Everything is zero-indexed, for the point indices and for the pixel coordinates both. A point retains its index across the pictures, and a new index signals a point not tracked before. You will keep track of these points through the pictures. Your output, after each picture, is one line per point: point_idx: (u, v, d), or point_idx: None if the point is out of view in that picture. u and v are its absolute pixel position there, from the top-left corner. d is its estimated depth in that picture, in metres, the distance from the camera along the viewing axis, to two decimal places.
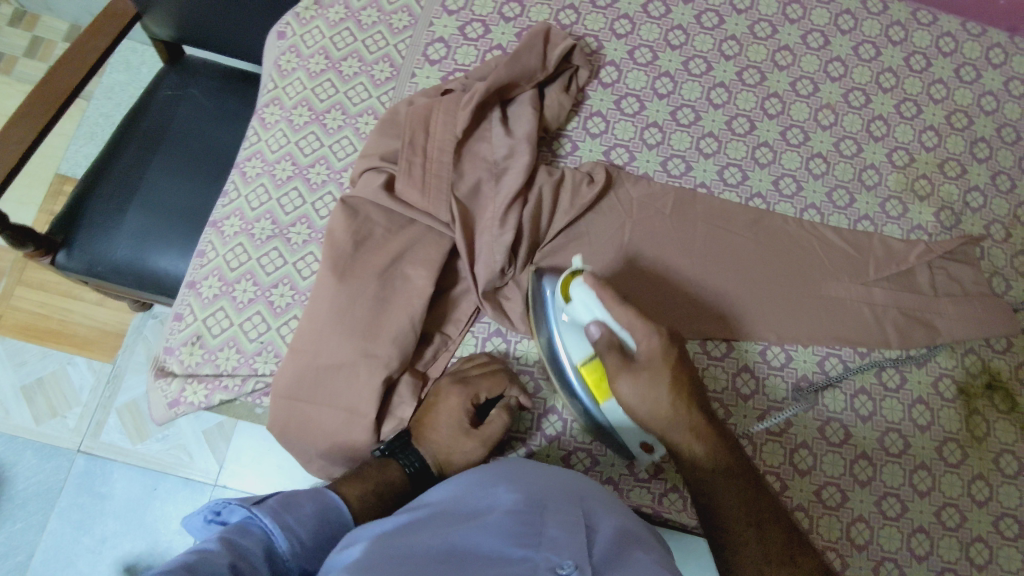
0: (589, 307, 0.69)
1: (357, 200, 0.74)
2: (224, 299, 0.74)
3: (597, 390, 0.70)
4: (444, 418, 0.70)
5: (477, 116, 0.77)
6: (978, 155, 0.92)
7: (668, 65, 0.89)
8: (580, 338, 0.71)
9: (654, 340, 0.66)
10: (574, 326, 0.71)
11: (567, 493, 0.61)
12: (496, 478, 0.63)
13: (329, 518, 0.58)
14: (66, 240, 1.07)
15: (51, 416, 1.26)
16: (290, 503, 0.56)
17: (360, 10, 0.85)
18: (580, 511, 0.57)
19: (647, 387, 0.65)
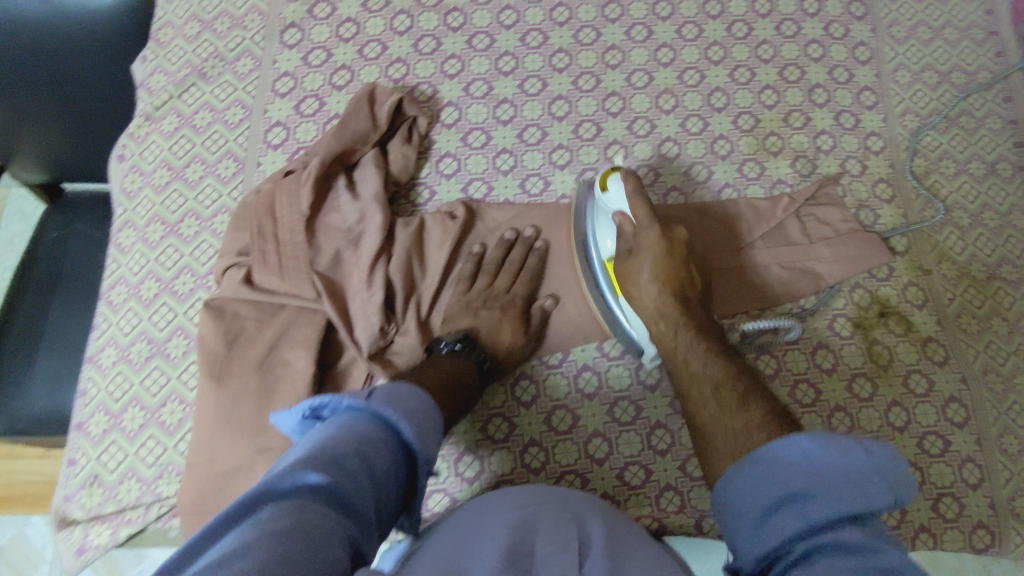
0: (620, 198, 0.76)
1: (222, 301, 0.74)
2: (113, 432, 0.74)
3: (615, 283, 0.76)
4: (493, 321, 0.76)
5: (321, 190, 0.78)
6: (817, 100, 0.95)
7: (504, 92, 0.91)
8: (609, 232, 0.77)
9: (653, 234, 0.74)
10: (603, 216, 0.78)
11: (565, 511, 0.61)
12: (492, 506, 0.63)
13: (428, 409, 0.61)
14: None
15: None
16: (395, 395, 0.60)
17: (193, 114, 0.86)
18: (575, 525, 0.58)
19: (642, 269, 0.74)
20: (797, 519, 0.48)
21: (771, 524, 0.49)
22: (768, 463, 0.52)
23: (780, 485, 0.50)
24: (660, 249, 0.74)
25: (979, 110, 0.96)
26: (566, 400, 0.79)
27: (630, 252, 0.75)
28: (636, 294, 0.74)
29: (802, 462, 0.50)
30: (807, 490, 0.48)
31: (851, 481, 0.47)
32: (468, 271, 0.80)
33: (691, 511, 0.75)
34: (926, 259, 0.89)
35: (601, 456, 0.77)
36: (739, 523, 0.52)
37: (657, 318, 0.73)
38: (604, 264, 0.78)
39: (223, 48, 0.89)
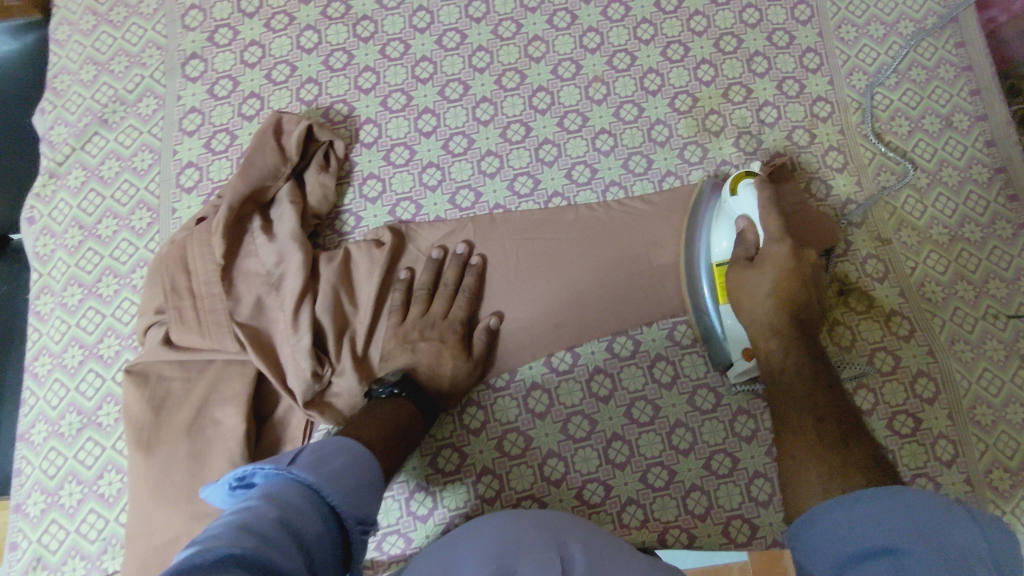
0: (748, 204, 0.72)
1: (145, 363, 0.72)
2: (53, 510, 0.72)
3: (721, 290, 0.73)
4: (432, 353, 0.73)
5: (234, 233, 0.74)
6: (758, 70, 0.89)
7: (425, 101, 0.86)
8: (727, 234, 0.74)
9: (781, 248, 0.68)
10: (727, 220, 0.74)
11: (538, 530, 0.58)
12: (472, 536, 0.60)
13: (359, 470, 0.56)
14: None
15: None
16: (322, 458, 0.55)
17: (100, 165, 0.82)
18: (551, 543, 0.55)
19: (762, 282, 0.68)
20: (889, 573, 0.39)
21: (855, 571, 0.41)
22: (872, 502, 0.45)
23: (874, 532, 0.43)
24: (787, 267, 0.68)
25: (931, 58, 0.90)
26: (516, 421, 0.77)
27: (748, 262, 0.70)
28: (748, 307, 0.69)
29: (905, 515, 0.42)
30: (903, 546, 0.40)
31: (960, 547, 0.39)
32: (399, 300, 0.76)
33: (653, 524, 0.73)
34: (885, 228, 0.84)
35: (557, 477, 0.75)
36: (817, 556, 0.45)
37: (766, 335, 0.68)
38: (713, 269, 0.74)
39: (123, 90, 0.85)
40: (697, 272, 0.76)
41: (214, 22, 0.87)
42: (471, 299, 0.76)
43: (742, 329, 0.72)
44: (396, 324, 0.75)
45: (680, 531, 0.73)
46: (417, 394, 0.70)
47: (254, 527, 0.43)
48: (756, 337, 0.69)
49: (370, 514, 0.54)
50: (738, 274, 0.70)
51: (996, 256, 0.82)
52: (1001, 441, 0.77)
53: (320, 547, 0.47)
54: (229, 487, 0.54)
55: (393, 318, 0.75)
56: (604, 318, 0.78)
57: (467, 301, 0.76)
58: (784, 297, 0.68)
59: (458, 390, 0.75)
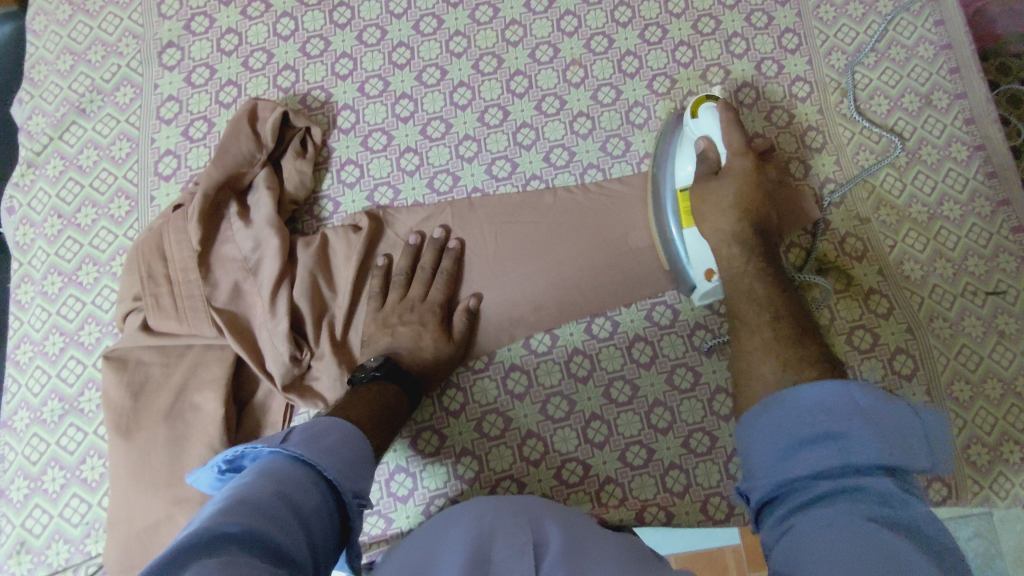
0: (709, 126, 0.71)
1: (124, 351, 0.72)
2: (36, 495, 0.72)
3: (684, 211, 0.72)
4: (411, 337, 0.73)
5: (211, 219, 0.74)
6: (736, 51, 0.89)
7: (402, 86, 0.86)
8: (689, 158, 0.73)
9: (742, 160, 0.68)
10: (688, 144, 0.74)
11: (516, 514, 0.58)
12: (453, 520, 0.61)
13: (356, 445, 0.57)
14: None
15: None
16: (316, 436, 0.55)
17: (78, 154, 0.82)
18: (527, 527, 0.55)
19: (723, 191, 0.67)
20: (835, 458, 0.43)
21: (803, 458, 0.44)
22: (824, 391, 0.46)
23: (825, 421, 0.45)
24: (747, 176, 0.68)
25: (910, 37, 0.90)
26: (495, 403, 0.77)
27: (710, 176, 0.69)
28: (710, 217, 0.68)
29: (851, 406, 0.44)
30: (848, 431, 0.43)
31: (896, 431, 0.43)
32: (377, 287, 0.76)
33: (632, 502, 0.74)
34: (864, 207, 0.84)
35: (536, 457, 0.75)
36: (767, 443, 0.47)
37: (727, 244, 0.67)
38: (675, 193, 0.74)
39: (100, 79, 0.85)
40: (662, 200, 0.75)
41: (190, 10, 0.87)
42: (448, 283, 0.77)
43: (706, 250, 0.71)
44: (375, 310, 0.76)
45: (660, 510, 0.74)
46: (399, 377, 0.70)
47: (253, 504, 0.43)
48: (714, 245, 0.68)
49: (366, 484, 0.54)
50: (697, 186, 0.69)
51: (975, 234, 0.82)
52: (979, 417, 0.77)
53: (319, 520, 0.48)
54: (218, 471, 0.55)
55: (371, 305, 0.76)
56: (585, 297, 0.78)
57: (446, 285, 0.77)
58: (745, 207, 0.67)
59: (439, 372, 0.75)
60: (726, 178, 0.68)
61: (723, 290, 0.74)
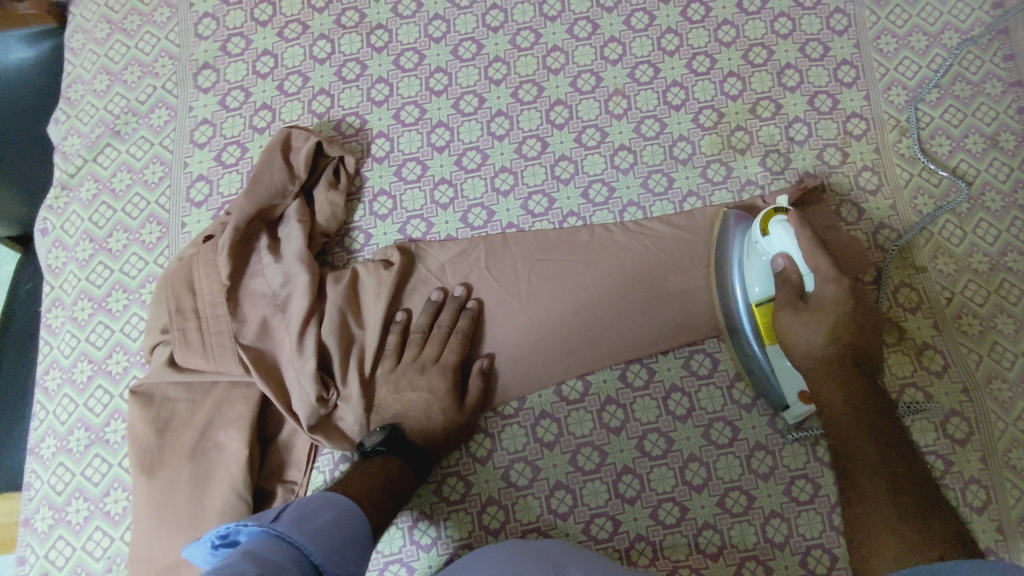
0: (784, 240, 0.67)
1: (150, 383, 0.71)
2: (59, 527, 0.71)
3: (764, 333, 0.70)
4: (422, 411, 0.71)
5: (241, 250, 0.72)
6: (788, 84, 0.85)
7: (438, 114, 0.83)
8: (761, 275, 0.69)
9: (838, 286, 0.65)
10: (759, 263, 0.70)
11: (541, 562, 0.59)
12: (472, 573, 0.59)
13: (345, 525, 0.56)
14: None
15: None
16: (306, 516, 0.54)
17: (111, 177, 0.82)
18: None
19: (820, 326, 0.65)
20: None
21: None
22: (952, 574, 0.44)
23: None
24: (842, 303, 0.65)
25: (976, 73, 0.84)
26: (524, 451, 0.74)
27: (799, 303, 0.66)
28: (805, 356, 0.66)
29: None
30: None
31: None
32: (394, 343, 0.74)
33: (663, 562, 0.71)
34: (921, 255, 0.80)
35: (564, 510, 0.73)
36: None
37: (829, 385, 0.64)
38: (752, 312, 0.71)
39: (135, 101, 0.84)
40: (734, 312, 0.73)
41: (227, 31, 0.86)
42: (464, 341, 0.73)
43: (794, 374, 0.69)
44: (388, 370, 0.73)
45: (692, 571, 0.70)
46: (404, 449, 0.68)
47: None
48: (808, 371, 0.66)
49: (353, 574, 0.53)
50: (784, 318, 0.67)
51: None
52: None
53: None
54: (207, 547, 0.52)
55: (384, 362, 0.73)
56: (619, 344, 0.76)
57: (459, 346, 0.73)
58: (842, 337, 0.65)
59: (455, 435, 0.72)
60: (818, 306, 0.65)
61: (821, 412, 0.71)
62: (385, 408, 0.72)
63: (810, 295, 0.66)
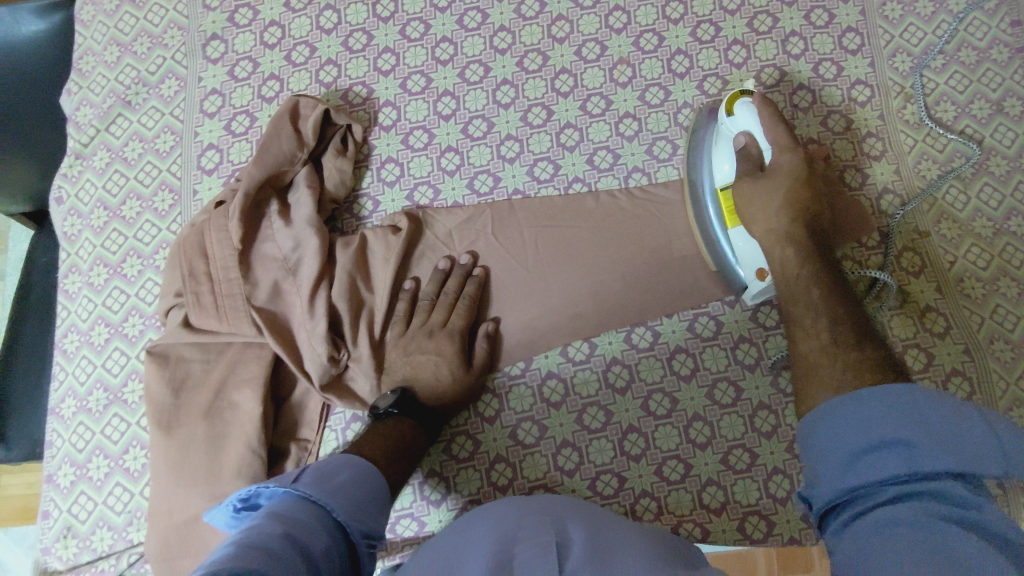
0: (747, 121, 0.71)
1: (165, 346, 0.73)
2: (82, 482, 0.74)
3: (727, 213, 0.72)
4: (433, 373, 0.72)
5: (252, 215, 0.74)
6: (793, 51, 0.85)
7: (444, 83, 0.84)
8: (727, 156, 0.72)
9: (789, 155, 0.68)
10: (723, 146, 0.73)
11: (540, 518, 0.57)
12: (478, 518, 0.60)
13: (364, 483, 0.58)
14: None
15: None
16: (325, 475, 0.56)
17: (123, 146, 0.83)
18: (551, 526, 0.55)
19: (774, 189, 0.67)
20: (902, 465, 0.43)
21: (869, 461, 0.45)
22: (886, 399, 0.47)
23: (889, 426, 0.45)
24: (796, 170, 0.68)
25: (983, 39, 0.84)
26: (531, 411, 0.76)
27: (756, 172, 0.69)
28: (760, 219, 0.67)
29: (916, 410, 0.45)
30: (918, 440, 0.43)
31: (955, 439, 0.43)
32: (403, 310, 0.75)
33: (667, 518, 0.72)
34: (924, 220, 0.80)
35: (571, 467, 0.74)
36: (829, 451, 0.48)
37: (781, 243, 0.66)
38: (717, 196, 0.73)
39: (145, 71, 0.85)
40: (703, 199, 0.75)
41: (235, 2, 0.86)
42: (472, 306, 0.75)
43: (756, 251, 0.70)
44: (398, 335, 0.75)
45: (696, 526, 0.72)
46: (416, 411, 0.70)
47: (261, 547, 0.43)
48: (765, 239, 0.67)
49: (374, 528, 0.55)
50: (742, 184, 0.69)
51: None
52: None
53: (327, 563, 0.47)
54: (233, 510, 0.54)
55: (395, 328, 0.75)
56: (612, 308, 0.77)
57: (467, 311, 0.75)
58: (796, 203, 0.66)
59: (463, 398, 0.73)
60: (774, 172, 0.68)
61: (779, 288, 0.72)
62: (395, 372, 0.73)
63: (768, 167, 0.69)
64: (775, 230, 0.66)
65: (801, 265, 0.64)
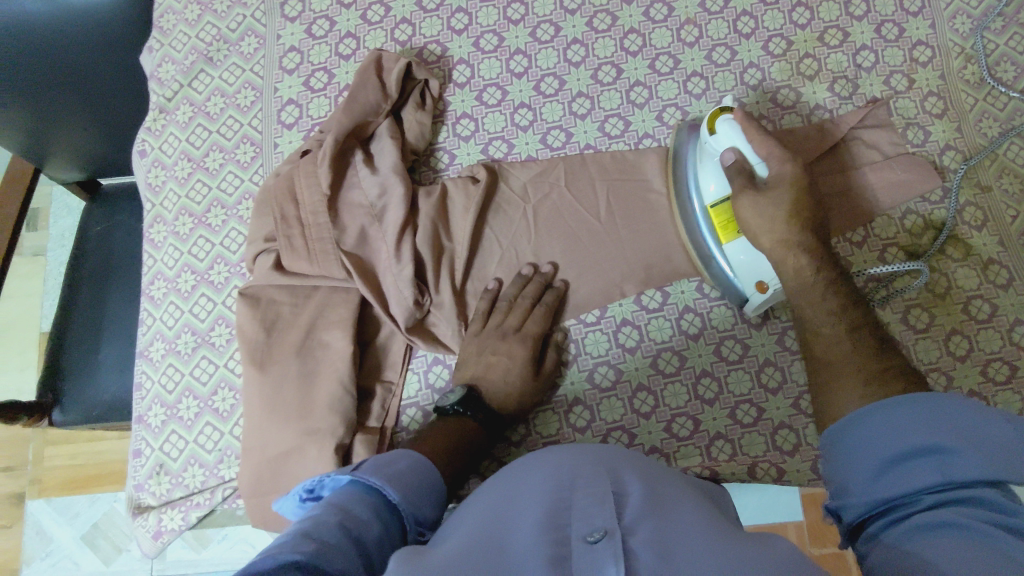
0: (731, 137, 0.71)
1: (256, 287, 0.75)
2: (173, 422, 0.77)
3: (722, 229, 0.73)
4: (501, 374, 0.73)
5: (338, 164, 0.76)
6: (856, 13, 0.87)
7: (516, 42, 0.86)
8: (714, 174, 0.73)
9: (789, 167, 0.68)
10: (711, 161, 0.74)
11: (591, 464, 0.53)
12: (527, 468, 0.55)
13: (422, 471, 0.57)
14: (57, 398, 1.09)
15: (118, 553, 1.36)
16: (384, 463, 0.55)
17: (206, 101, 0.86)
18: (609, 477, 0.50)
19: (773, 200, 0.67)
20: (936, 472, 0.45)
21: (901, 471, 0.47)
22: (916, 408, 0.49)
23: (918, 435, 0.48)
24: (796, 181, 0.68)
25: None
26: (606, 355, 0.78)
27: (754, 186, 0.69)
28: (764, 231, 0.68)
29: (944, 420, 0.48)
30: (952, 447, 0.46)
31: (991, 442, 0.45)
32: (483, 308, 0.77)
33: (742, 458, 0.75)
34: (985, 176, 0.82)
35: (647, 410, 0.76)
36: (855, 463, 0.51)
37: (796, 253, 0.67)
38: (707, 212, 0.74)
39: (226, 29, 0.87)
40: (692, 216, 0.76)
41: None
42: (549, 313, 0.76)
43: (758, 262, 0.71)
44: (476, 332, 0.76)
45: (770, 466, 0.74)
46: (483, 409, 0.71)
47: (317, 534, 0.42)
48: (775, 251, 0.68)
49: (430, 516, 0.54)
50: (742, 200, 0.69)
51: None
52: None
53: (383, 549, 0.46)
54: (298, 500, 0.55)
55: (474, 325, 0.77)
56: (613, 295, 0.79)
57: (545, 316, 0.76)
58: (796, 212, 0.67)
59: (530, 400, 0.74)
60: (773, 184, 0.68)
61: (782, 297, 0.73)
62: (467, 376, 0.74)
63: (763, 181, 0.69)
64: (783, 241, 0.67)
65: (815, 274, 0.66)
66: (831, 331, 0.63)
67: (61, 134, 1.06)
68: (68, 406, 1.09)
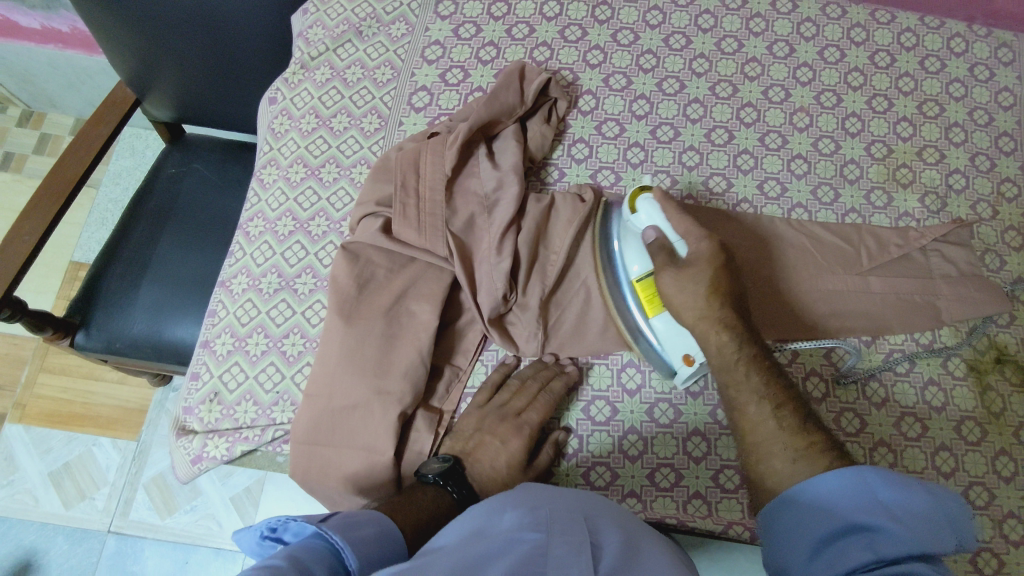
0: (651, 217, 0.76)
1: (358, 245, 0.77)
2: (237, 354, 0.78)
3: (648, 303, 0.76)
4: (489, 456, 0.72)
5: (464, 152, 0.80)
6: (954, 139, 0.93)
7: (643, 88, 0.92)
8: (638, 254, 0.77)
9: (704, 246, 0.72)
10: (636, 240, 0.78)
11: (571, 507, 0.56)
12: (501, 500, 0.56)
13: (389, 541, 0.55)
14: (83, 322, 1.08)
15: (80, 499, 1.33)
16: (353, 523, 0.53)
17: (345, 69, 0.90)
18: (584, 525, 0.53)
19: (692, 280, 0.71)
20: (867, 551, 0.54)
21: (840, 551, 0.56)
22: (843, 481, 0.58)
23: (851, 513, 0.57)
24: (713, 260, 0.71)
25: None
26: (669, 394, 0.79)
27: (674, 263, 0.73)
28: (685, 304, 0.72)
29: (870, 495, 0.57)
30: (880, 526, 0.55)
31: (912, 515, 0.55)
32: (494, 380, 0.77)
33: None
34: None
35: (698, 454, 0.76)
36: (794, 540, 0.59)
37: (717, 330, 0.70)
38: (634, 286, 0.78)
39: (380, 10, 0.93)
40: (620, 291, 0.79)
41: None
42: (553, 403, 0.75)
43: (682, 336, 0.75)
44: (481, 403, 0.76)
45: None
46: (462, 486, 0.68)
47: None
48: (698, 326, 0.71)
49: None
50: (664, 276, 0.73)
51: None
52: None
53: None
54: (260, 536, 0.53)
55: (479, 396, 0.77)
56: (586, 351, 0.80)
57: (545, 407, 0.75)
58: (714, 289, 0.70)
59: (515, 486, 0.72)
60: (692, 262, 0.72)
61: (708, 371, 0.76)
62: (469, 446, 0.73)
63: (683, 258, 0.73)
64: (703, 317, 0.70)
65: (737, 351, 0.68)
66: (757, 410, 0.66)
67: (180, 67, 1.11)
68: (93, 331, 1.08)
